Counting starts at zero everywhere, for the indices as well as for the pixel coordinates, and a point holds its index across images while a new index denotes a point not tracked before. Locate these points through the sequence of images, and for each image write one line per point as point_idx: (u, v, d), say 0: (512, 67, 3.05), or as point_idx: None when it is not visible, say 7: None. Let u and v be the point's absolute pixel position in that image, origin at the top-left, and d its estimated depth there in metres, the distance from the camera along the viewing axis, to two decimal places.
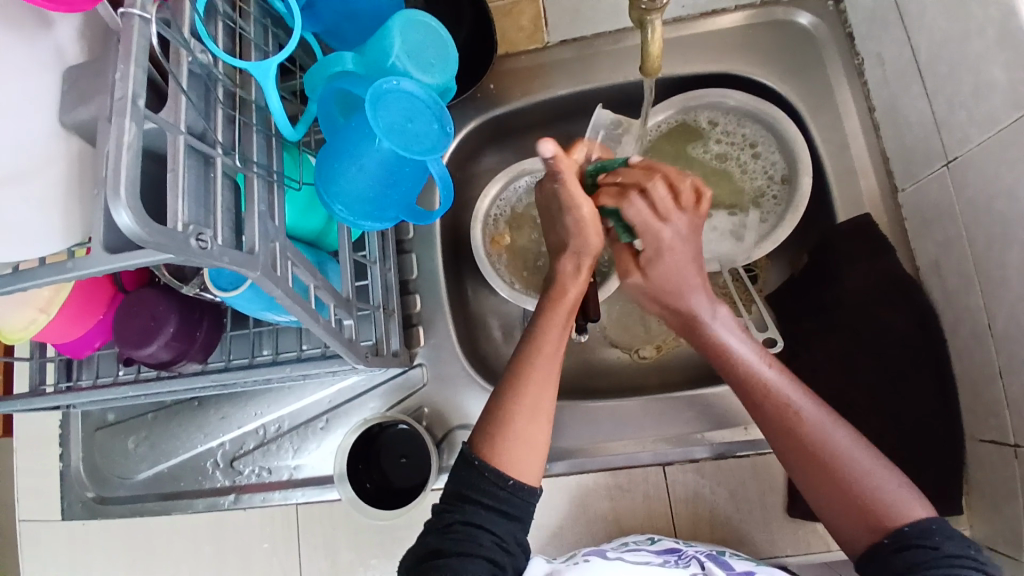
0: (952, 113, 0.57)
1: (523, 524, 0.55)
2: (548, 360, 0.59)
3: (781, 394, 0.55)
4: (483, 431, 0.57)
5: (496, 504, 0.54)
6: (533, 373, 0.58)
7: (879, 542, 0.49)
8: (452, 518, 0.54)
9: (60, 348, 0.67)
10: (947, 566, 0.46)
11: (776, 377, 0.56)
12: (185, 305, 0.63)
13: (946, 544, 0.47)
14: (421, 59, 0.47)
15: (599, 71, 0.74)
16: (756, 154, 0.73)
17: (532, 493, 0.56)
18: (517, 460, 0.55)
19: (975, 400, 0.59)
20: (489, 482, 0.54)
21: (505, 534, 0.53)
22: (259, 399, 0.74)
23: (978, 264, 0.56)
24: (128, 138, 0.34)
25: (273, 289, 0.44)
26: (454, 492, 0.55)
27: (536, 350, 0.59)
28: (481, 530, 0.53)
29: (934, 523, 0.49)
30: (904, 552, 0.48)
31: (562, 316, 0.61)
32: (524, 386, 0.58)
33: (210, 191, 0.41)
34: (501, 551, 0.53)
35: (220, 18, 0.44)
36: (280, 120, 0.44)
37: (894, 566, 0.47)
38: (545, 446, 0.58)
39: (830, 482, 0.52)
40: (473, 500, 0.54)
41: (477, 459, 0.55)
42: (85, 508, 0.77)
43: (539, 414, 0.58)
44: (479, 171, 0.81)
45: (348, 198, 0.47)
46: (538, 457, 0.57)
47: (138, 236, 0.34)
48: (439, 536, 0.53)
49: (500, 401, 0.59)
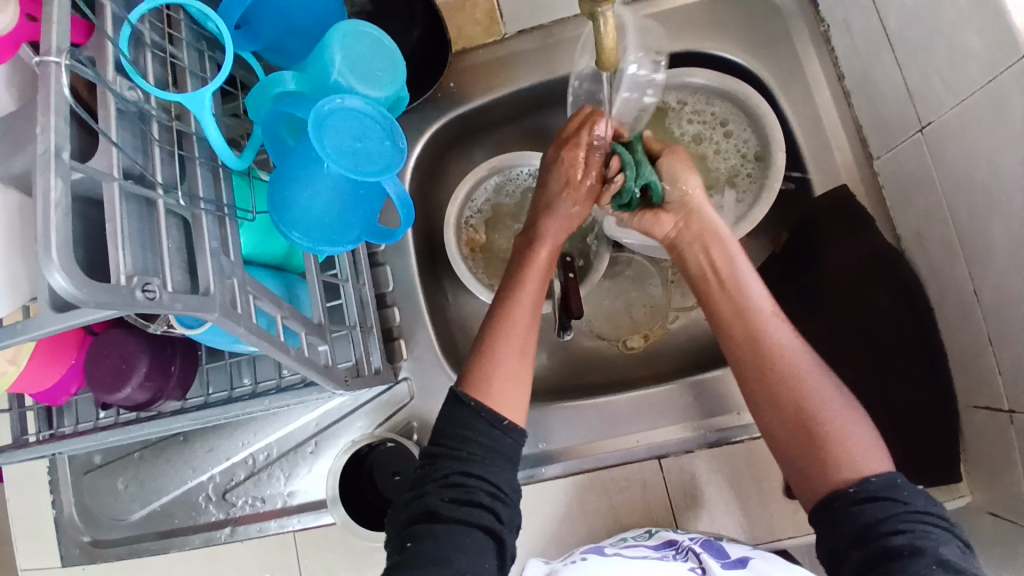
0: (923, 78, 0.56)
1: (514, 465, 0.55)
2: (529, 306, 0.62)
3: (772, 326, 0.57)
4: (472, 375, 0.58)
5: (490, 445, 0.54)
6: (513, 317, 0.61)
7: (845, 491, 0.49)
8: (448, 470, 0.53)
9: (34, 396, 0.64)
10: (913, 520, 0.47)
11: (769, 308, 0.58)
12: (156, 340, 0.61)
13: (911, 498, 0.48)
14: (364, 73, 0.45)
15: (562, 61, 0.71)
16: (727, 132, 0.72)
17: (523, 432, 0.56)
18: (500, 391, 0.57)
19: (966, 367, 0.58)
20: (485, 421, 0.55)
21: (502, 484, 0.53)
22: (245, 428, 0.72)
23: (960, 231, 0.55)
24: (55, 196, 0.32)
25: (236, 328, 0.42)
26: (450, 434, 0.55)
27: (511, 301, 0.62)
28: (477, 482, 0.53)
29: (899, 479, 0.49)
30: (876, 503, 0.48)
31: (536, 277, 0.65)
32: (504, 330, 0.60)
33: (155, 235, 0.39)
34: (497, 501, 0.53)
35: (149, 49, 0.42)
36: (222, 151, 0.41)
37: (860, 515, 0.48)
38: (526, 387, 0.59)
39: (806, 433, 0.53)
40: (471, 441, 0.54)
41: (473, 400, 0.56)
42: (82, 552, 0.76)
43: (518, 357, 0.60)
44: (448, 173, 0.79)
45: (305, 224, 0.44)
46: (518, 395, 0.58)
47: (75, 297, 0.32)
48: (437, 490, 0.53)
49: (482, 347, 0.60)
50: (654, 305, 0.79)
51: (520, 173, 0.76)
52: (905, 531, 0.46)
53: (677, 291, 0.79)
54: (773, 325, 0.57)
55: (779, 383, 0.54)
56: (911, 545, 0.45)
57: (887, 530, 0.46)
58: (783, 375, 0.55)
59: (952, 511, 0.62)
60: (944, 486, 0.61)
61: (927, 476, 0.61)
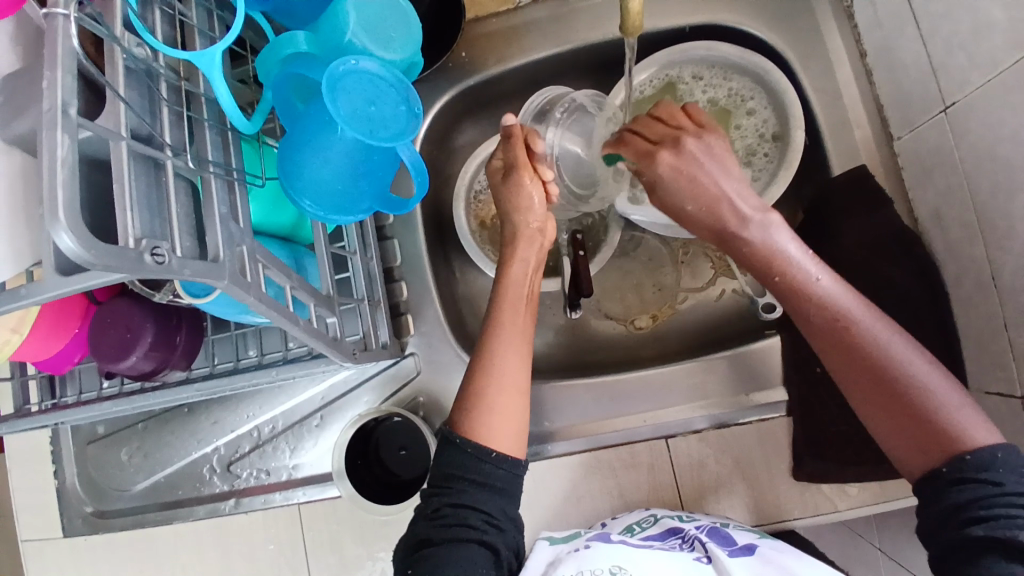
0: (949, 55, 0.54)
1: (511, 495, 0.53)
2: (509, 324, 0.59)
3: (852, 316, 0.51)
4: (460, 407, 0.56)
5: (480, 479, 0.52)
6: (497, 339, 0.58)
7: (937, 472, 0.46)
8: (439, 502, 0.52)
9: (38, 365, 0.63)
10: (1005, 505, 0.43)
11: (843, 297, 0.51)
12: (162, 311, 0.60)
13: (1007, 478, 0.44)
14: (378, 34, 0.43)
15: (578, 31, 0.70)
16: (748, 110, 0.70)
17: (517, 464, 0.54)
18: (490, 424, 0.54)
19: (981, 351, 0.57)
20: (472, 457, 0.53)
21: (495, 511, 0.52)
22: (250, 400, 0.72)
23: (981, 213, 0.54)
24: (61, 154, 0.31)
25: (245, 296, 0.42)
26: (439, 472, 0.53)
27: (495, 344, 0.58)
28: (468, 509, 0.51)
29: (1000, 453, 0.44)
30: (962, 488, 0.44)
31: (517, 314, 0.60)
32: (492, 364, 0.57)
33: (163, 199, 0.38)
34: (492, 529, 0.51)
35: (157, 6, 0.40)
36: (233, 114, 0.40)
37: (944, 501, 0.45)
38: (522, 409, 0.57)
39: (900, 417, 0.48)
40: (460, 478, 0.52)
41: (457, 437, 0.54)
42: (85, 523, 0.75)
43: (511, 397, 0.56)
44: (458, 145, 0.77)
45: (316, 192, 0.43)
46: (512, 423, 0.55)
47: (84, 259, 0.31)
48: (427, 523, 0.52)
49: (473, 369, 0.58)
50: (663, 285, 0.78)
51: None
52: (985, 520, 0.43)
53: (688, 271, 0.78)
54: (853, 314, 0.50)
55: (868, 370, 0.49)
56: (989, 538, 0.43)
57: (967, 517, 0.44)
58: (869, 353, 0.49)
59: None
60: None
61: None
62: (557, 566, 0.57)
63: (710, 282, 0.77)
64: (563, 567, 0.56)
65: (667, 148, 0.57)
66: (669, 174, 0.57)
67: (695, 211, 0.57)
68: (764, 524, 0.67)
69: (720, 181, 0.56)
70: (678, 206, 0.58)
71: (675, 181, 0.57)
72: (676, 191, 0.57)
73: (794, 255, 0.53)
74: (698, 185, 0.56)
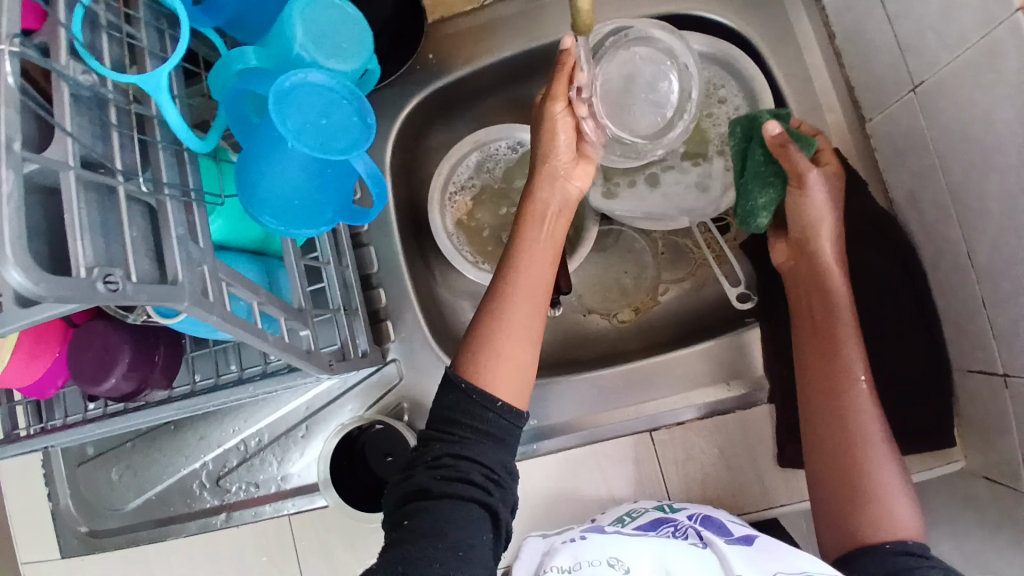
0: (916, 36, 0.53)
1: (510, 448, 0.53)
2: (529, 271, 0.57)
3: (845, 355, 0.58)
4: (465, 355, 0.55)
5: (484, 428, 0.52)
6: (512, 287, 0.56)
7: (880, 546, 0.50)
8: (439, 451, 0.52)
9: (23, 390, 0.62)
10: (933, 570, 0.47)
11: (846, 342, 0.58)
12: (139, 331, 0.59)
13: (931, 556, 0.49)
14: (328, 45, 0.43)
15: (544, 26, 0.69)
16: (720, 98, 0.69)
17: (520, 417, 0.54)
18: (496, 371, 0.53)
19: (960, 331, 0.57)
20: (477, 404, 0.52)
21: (495, 466, 0.51)
22: (234, 414, 0.72)
23: (954, 194, 0.54)
24: (5, 189, 0.31)
25: (209, 317, 0.41)
26: (442, 418, 0.53)
27: (507, 290, 0.56)
28: (469, 463, 0.51)
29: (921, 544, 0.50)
30: (901, 557, 0.49)
31: (531, 258, 0.58)
32: (501, 311, 0.56)
33: (117, 225, 0.38)
34: (493, 484, 0.51)
35: (104, 31, 0.40)
36: (183, 134, 0.40)
37: (888, 564, 0.49)
38: (531, 367, 0.55)
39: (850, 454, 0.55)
40: (463, 425, 0.52)
41: (462, 382, 0.53)
42: (81, 543, 0.76)
43: (521, 347, 0.55)
44: (431, 148, 0.77)
45: (277, 206, 0.43)
46: (519, 379, 0.54)
47: (34, 293, 0.31)
48: (427, 472, 0.51)
49: (478, 322, 0.56)
50: (644, 277, 0.78)
51: (501, 149, 0.74)
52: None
53: (668, 263, 0.78)
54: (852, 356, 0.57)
55: (833, 405, 0.57)
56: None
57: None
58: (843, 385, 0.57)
59: (945, 477, 0.62)
60: (937, 452, 0.61)
61: (922, 441, 0.60)
62: (552, 557, 0.56)
63: (691, 271, 0.77)
64: (559, 557, 0.55)
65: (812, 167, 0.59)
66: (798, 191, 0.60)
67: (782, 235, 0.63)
68: (751, 512, 0.67)
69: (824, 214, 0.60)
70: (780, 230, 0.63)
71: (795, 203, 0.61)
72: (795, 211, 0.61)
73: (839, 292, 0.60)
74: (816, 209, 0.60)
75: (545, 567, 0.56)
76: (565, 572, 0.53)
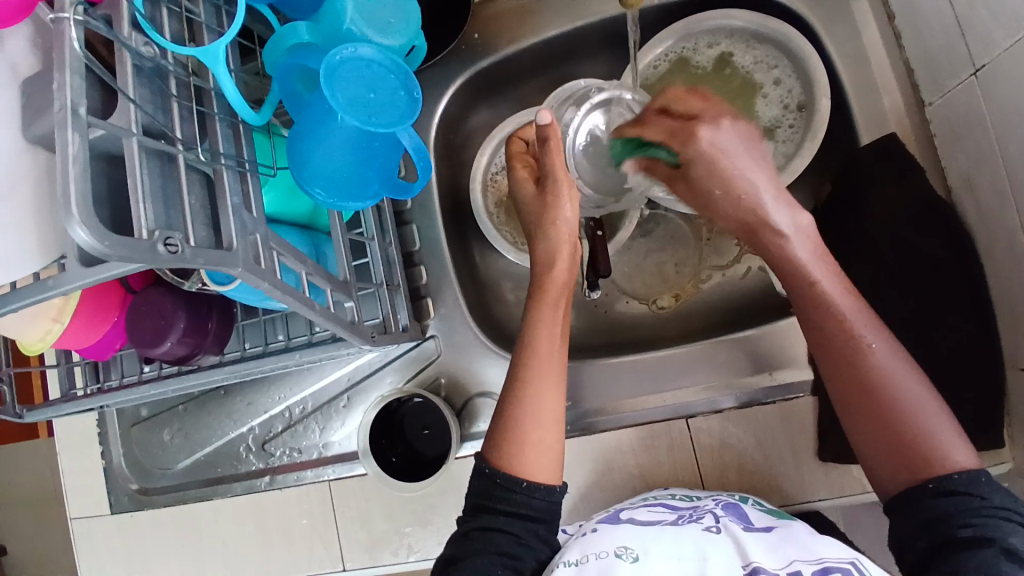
0: (976, 16, 0.51)
1: (549, 523, 0.53)
2: (546, 354, 0.56)
3: (855, 325, 0.50)
4: (493, 437, 0.56)
5: (515, 508, 0.52)
6: (531, 373, 0.56)
7: (921, 486, 0.45)
8: (468, 526, 0.53)
9: (83, 352, 0.66)
10: (988, 516, 0.43)
11: (839, 313, 0.50)
12: (192, 299, 0.62)
13: (991, 494, 0.44)
14: (377, 21, 0.44)
15: (590, 5, 0.68)
16: (770, 78, 0.67)
17: (552, 492, 0.54)
18: (522, 456, 0.54)
19: (1016, 325, 0.54)
20: (504, 488, 0.53)
21: (522, 532, 0.52)
22: (281, 383, 0.75)
23: (1013, 182, 0.51)
24: (72, 151, 0.33)
25: (261, 283, 0.43)
26: (472, 504, 0.54)
27: (528, 375, 0.56)
28: (494, 531, 0.52)
29: (983, 475, 0.45)
30: (949, 499, 0.44)
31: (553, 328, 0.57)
32: (526, 390, 0.55)
33: (176, 191, 0.40)
34: (523, 547, 0.51)
35: (164, 5, 0.41)
36: (239, 106, 0.41)
37: (930, 509, 0.45)
38: (558, 447, 0.55)
39: (885, 426, 0.48)
40: (490, 509, 0.53)
41: (488, 467, 0.54)
42: (131, 500, 0.80)
43: (547, 430, 0.55)
44: (473, 129, 0.77)
45: (326, 180, 0.44)
46: (549, 458, 0.54)
47: (99, 250, 0.33)
48: (457, 542, 0.53)
49: (506, 400, 0.56)
50: (686, 263, 0.77)
51: None
52: (973, 525, 0.43)
53: (711, 250, 0.76)
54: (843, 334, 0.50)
55: None
56: (978, 539, 0.42)
57: (953, 524, 0.43)
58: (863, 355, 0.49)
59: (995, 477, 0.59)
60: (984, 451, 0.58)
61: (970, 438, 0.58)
62: (564, 549, 0.52)
63: (735, 259, 0.76)
64: (567, 552, 0.51)
65: (704, 124, 0.52)
66: (695, 157, 0.52)
67: (722, 199, 0.53)
68: (788, 505, 0.66)
69: (753, 169, 0.52)
70: (704, 191, 0.53)
71: (706, 170, 0.52)
72: (704, 179, 0.52)
73: (806, 256, 0.51)
74: (733, 167, 0.51)
75: (554, 561, 0.51)
76: (572, 566, 0.49)
